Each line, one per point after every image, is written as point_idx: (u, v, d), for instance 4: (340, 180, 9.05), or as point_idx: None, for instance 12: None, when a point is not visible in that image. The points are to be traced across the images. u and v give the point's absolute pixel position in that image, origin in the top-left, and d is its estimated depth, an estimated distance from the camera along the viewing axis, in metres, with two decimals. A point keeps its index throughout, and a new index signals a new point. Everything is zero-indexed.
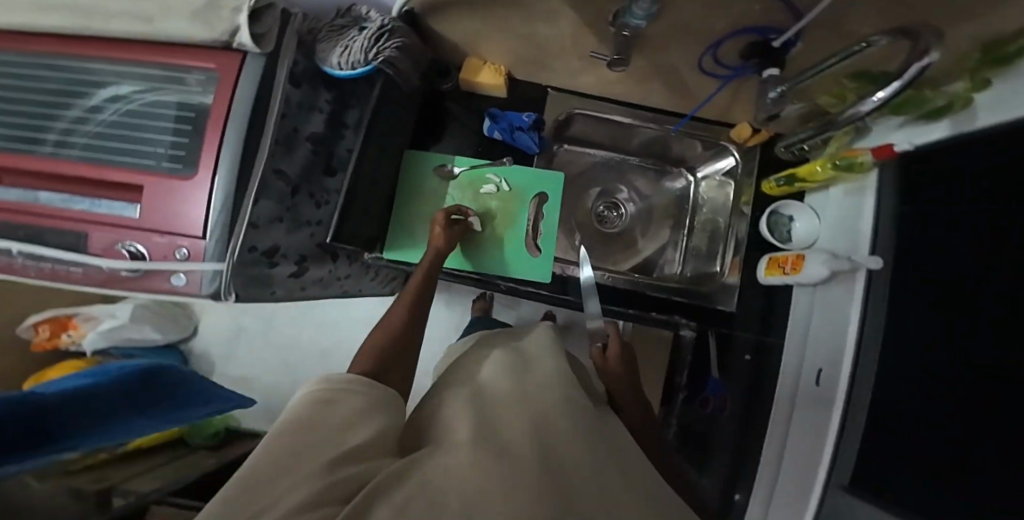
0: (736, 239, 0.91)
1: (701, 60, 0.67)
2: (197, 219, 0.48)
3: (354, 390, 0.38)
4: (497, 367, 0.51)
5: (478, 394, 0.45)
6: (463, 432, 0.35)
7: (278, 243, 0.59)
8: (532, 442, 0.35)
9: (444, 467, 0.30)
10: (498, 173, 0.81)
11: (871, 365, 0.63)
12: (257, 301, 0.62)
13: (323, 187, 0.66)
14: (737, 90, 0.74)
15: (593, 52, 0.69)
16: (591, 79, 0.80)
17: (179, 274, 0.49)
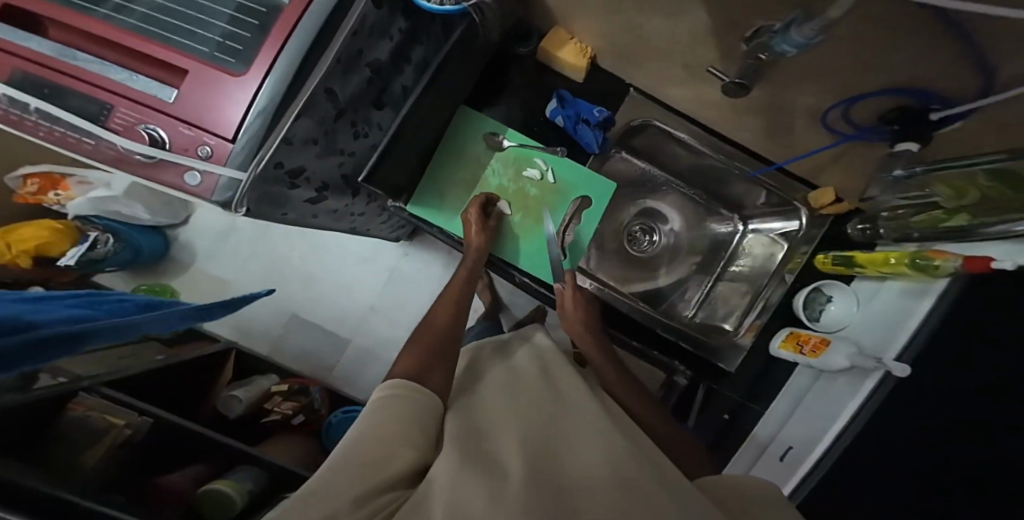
0: (766, 304, 0.87)
1: (829, 113, 0.64)
2: (231, 119, 0.44)
3: (390, 405, 0.51)
4: (499, 393, 0.61)
5: (487, 418, 0.56)
6: (471, 455, 0.46)
7: (305, 165, 0.55)
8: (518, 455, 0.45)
9: (448, 480, 0.42)
10: (546, 161, 0.76)
11: (848, 443, 0.75)
12: (265, 219, 0.59)
13: (367, 118, 0.61)
14: (843, 152, 0.70)
15: (712, 68, 0.65)
16: (686, 91, 0.74)
17: (194, 173, 0.46)
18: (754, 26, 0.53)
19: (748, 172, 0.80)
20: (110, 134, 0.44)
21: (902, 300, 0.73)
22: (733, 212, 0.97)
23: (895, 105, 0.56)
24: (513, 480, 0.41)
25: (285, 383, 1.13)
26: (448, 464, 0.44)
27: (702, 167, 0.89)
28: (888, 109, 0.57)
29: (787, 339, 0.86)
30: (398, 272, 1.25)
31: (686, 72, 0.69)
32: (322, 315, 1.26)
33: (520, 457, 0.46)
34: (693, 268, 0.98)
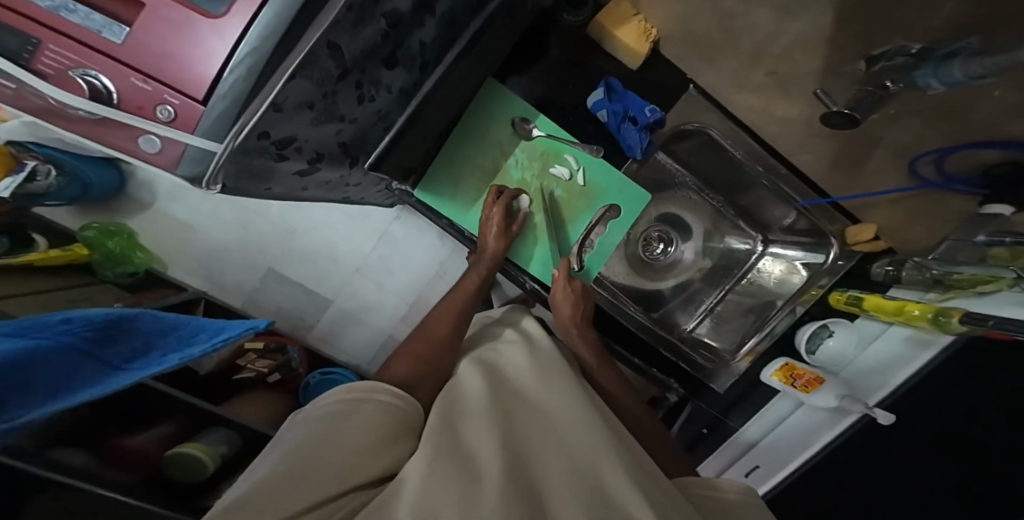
0: (772, 331, 0.85)
1: (917, 161, 0.59)
2: (201, 74, 0.32)
3: (357, 403, 0.43)
4: (479, 375, 0.55)
5: (465, 402, 0.49)
6: (446, 453, 0.40)
7: (296, 133, 0.43)
8: (502, 461, 0.40)
9: (419, 488, 0.35)
10: (578, 159, 0.69)
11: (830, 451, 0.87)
12: (243, 192, 0.48)
13: (375, 79, 0.48)
14: (912, 198, 0.64)
15: (820, 91, 0.58)
16: (755, 99, 0.66)
17: (152, 138, 0.35)
18: (886, 45, 0.49)
19: (797, 202, 0.75)
20: (37, 81, 0.32)
21: (903, 351, 0.75)
22: (757, 230, 0.90)
23: (1000, 159, 0.52)
24: (492, 488, 0.36)
25: (260, 340, 1.07)
26: (419, 460, 0.38)
27: (737, 179, 0.81)
28: (991, 162, 0.53)
29: (778, 369, 0.83)
30: (389, 236, 1.15)
31: (770, 80, 0.61)
32: (302, 272, 1.15)
33: (499, 463, 0.39)
34: (700, 273, 0.93)
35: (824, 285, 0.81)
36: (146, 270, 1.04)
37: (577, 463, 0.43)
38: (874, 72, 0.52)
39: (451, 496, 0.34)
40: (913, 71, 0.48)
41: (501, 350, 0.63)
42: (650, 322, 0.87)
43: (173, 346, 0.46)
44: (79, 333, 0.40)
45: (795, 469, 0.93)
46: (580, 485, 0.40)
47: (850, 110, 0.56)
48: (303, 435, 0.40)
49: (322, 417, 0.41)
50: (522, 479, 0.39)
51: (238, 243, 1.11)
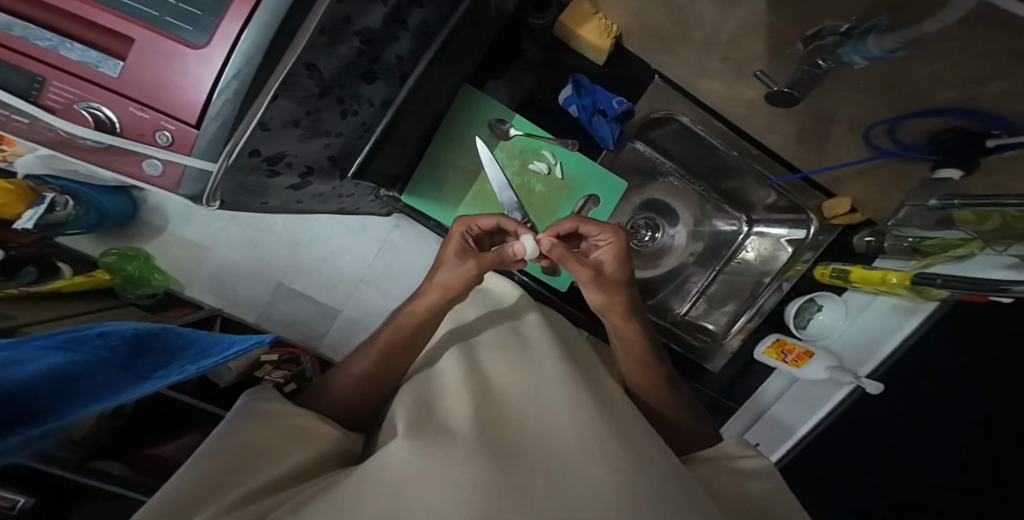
0: (760, 308, 0.87)
1: (872, 128, 0.61)
2: (191, 101, 0.36)
3: (271, 412, 0.47)
4: (459, 354, 0.59)
5: (444, 383, 0.54)
6: (423, 425, 0.44)
7: (285, 150, 0.48)
8: (472, 427, 0.43)
9: (388, 465, 0.38)
10: (555, 155, 0.72)
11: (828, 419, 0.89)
12: (244, 207, 0.52)
13: (356, 94, 0.52)
14: (868, 169, 0.69)
15: (760, 72, 0.63)
16: (717, 85, 0.69)
17: (153, 162, 0.39)
18: (818, 25, 0.52)
19: (770, 179, 0.76)
20: (47, 116, 0.37)
21: (890, 320, 0.77)
22: (741, 211, 0.92)
23: (949, 127, 0.54)
24: (464, 449, 0.39)
25: (274, 352, 1.10)
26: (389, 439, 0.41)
27: (717, 164, 0.84)
28: (937, 128, 0.56)
29: (771, 346, 0.86)
30: (389, 244, 1.19)
31: (725, 65, 0.65)
32: (309, 283, 1.20)
33: (468, 428, 0.43)
34: (692, 257, 0.95)
35: (808, 259, 0.83)
36: (165, 290, 1.11)
37: (549, 416, 0.47)
38: (809, 51, 0.55)
39: (424, 452, 0.39)
40: (837, 51, 0.52)
41: (475, 329, 0.66)
42: (645, 309, 0.90)
43: (191, 357, 0.48)
44: (112, 349, 0.42)
45: (798, 442, 0.94)
46: (555, 432, 0.44)
47: (791, 89, 0.61)
48: (229, 438, 0.42)
49: (255, 420, 0.45)
50: (498, 431, 0.44)
51: (246, 257, 1.16)
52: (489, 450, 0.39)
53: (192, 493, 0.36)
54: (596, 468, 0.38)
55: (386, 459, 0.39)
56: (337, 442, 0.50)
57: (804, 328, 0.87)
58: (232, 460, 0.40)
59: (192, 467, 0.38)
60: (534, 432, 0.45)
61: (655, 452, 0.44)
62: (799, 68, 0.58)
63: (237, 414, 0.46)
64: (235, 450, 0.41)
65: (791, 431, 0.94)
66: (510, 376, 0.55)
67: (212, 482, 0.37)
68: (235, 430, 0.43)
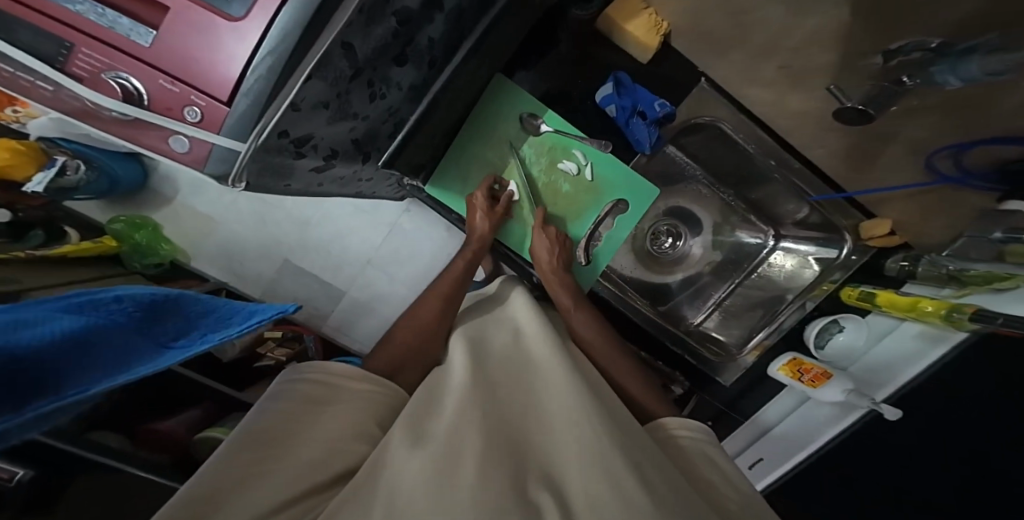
0: (781, 325, 0.85)
1: (933, 155, 0.58)
2: (224, 75, 0.34)
3: (304, 391, 0.46)
4: (462, 347, 0.58)
5: (450, 371, 0.54)
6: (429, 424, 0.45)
7: (313, 132, 0.45)
8: (479, 434, 0.44)
9: (398, 475, 0.39)
10: (586, 155, 0.70)
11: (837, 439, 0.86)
12: (265, 190, 0.50)
13: (386, 77, 0.49)
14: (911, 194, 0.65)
15: (834, 86, 0.57)
16: (763, 92, 0.65)
17: (180, 138, 0.37)
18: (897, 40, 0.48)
19: (810, 196, 0.75)
20: (73, 84, 0.34)
21: (914, 346, 0.74)
22: (768, 224, 0.90)
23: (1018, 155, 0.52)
24: (469, 463, 0.40)
25: (278, 329, 1.13)
26: (399, 444, 0.41)
27: (749, 174, 0.82)
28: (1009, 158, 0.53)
29: (786, 364, 0.84)
30: (400, 229, 1.17)
31: (781, 74, 0.60)
32: (317, 264, 1.18)
33: (476, 436, 0.43)
34: (709, 267, 0.94)
35: (837, 280, 0.79)
36: (171, 260, 1.10)
37: (554, 428, 0.48)
38: (889, 67, 0.51)
39: (429, 464, 0.39)
40: (930, 67, 0.48)
41: (493, 323, 0.66)
42: (657, 316, 0.88)
43: (208, 328, 0.43)
44: (126, 314, 0.39)
45: (804, 458, 0.92)
46: (562, 447, 0.45)
47: (865, 107, 0.54)
48: (260, 420, 0.42)
49: (290, 402, 0.44)
50: (506, 446, 0.44)
51: (257, 235, 1.14)
52: (493, 464, 0.41)
53: (220, 488, 0.35)
54: (601, 490, 0.39)
55: (391, 462, 0.40)
56: (369, 409, 0.49)
57: (822, 349, 0.84)
58: (258, 451, 0.39)
59: (224, 455, 0.38)
60: (541, 453, 0.46)
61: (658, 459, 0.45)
62: (876, 85, 0.54)
63: (270, 396, 0.45)
64: (262, 435, 0.41)
65: (798, 448, 0.93)
66: (523, 380, 0.55)
67: (236, 478, 0.37)
68: (269, 411, 0.43)
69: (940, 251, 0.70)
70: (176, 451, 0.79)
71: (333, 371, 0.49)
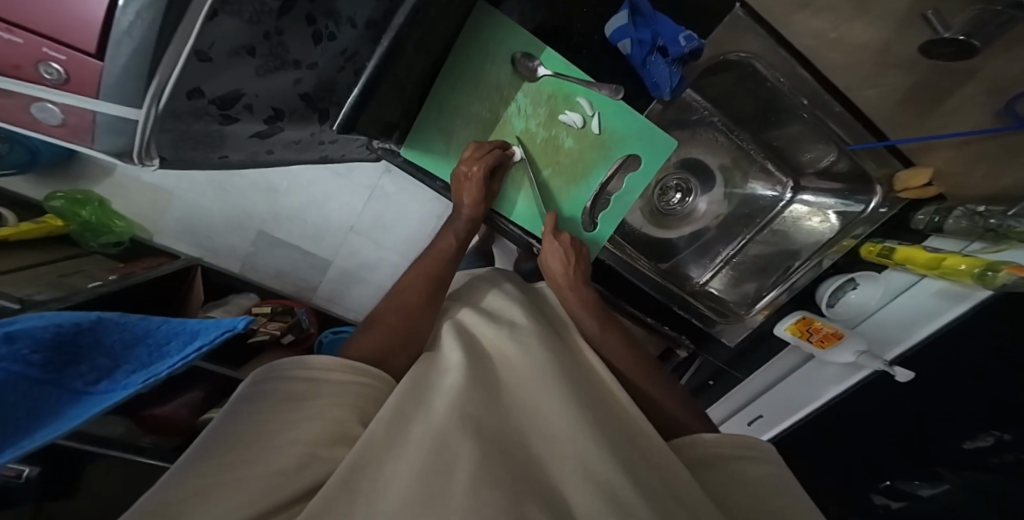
0: (794, 282, 0.80)
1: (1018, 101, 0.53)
2: (72, 14, 0.25)
3: (269, 388, 0.37)
4: (455, 343, 0.52)
5: (440, 369, 0.48)
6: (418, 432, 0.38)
7: (240, 88, 0.36)
8: (474, 440, 0.38)
9: (382, 498, 0.32)
10: (592, 103, 0.59)
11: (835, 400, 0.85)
12: (195, 164, 0.42)
13: (331, 9, 0.38)
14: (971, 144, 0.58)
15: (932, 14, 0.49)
16: (819, 22, 0.55)
17: (48, 107, 0.30)
18: None
19: (848, 144, 0.67)
20: None
21: (931, 303, 0.71)
22: (788, 175, 0.82)
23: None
24: (464, 473, 0.34)
25: (266, 305, 1.04)
26: (385, 463, 0.35)
27: (772, 117, 0.72)
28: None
29: (793, 324, 0.81)
30: (381, 192, 1.06)
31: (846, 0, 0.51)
32: (293, 235, 1.08)
33: (472, 443, 0.37)
34: (716, 222, 0.87)
35: (859, 235, 0.74)
36: (131, 238, 1.00)
37: (557, 438, 0.43)
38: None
39: (418, 485, 0.33)
40: None
41: (476, 318, 0.58)
42: (661, 277, 0.83)
43: (142, 360, 0.37)
44: (26, 359, 0.30)
45: (802, 418, 0.92)
46: (563, 463, 0.40)
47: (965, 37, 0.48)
48: (219, 432, 0.34)
49: (261, 401, 0.37)
50: (503, 455, 0.38)
51: (220, 206, 1.03)
52: (496, 476, 0.35)
53: (178, 500, 0.29)
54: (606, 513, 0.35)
55: (373, 484, 0.34)
56: (356, 403, 0.41)
57: (833, 306, 0.81)
58: (222, 453, 0.33)
59: (185, 467, 0.32)
60: (542, 463, 0.41)
61: (663, 482, 0.41)
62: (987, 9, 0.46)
63: (239, 398, 0.38)
64: (229, 439, 0.34)
65: (798, 407, 0.92)
66: (523, 376, 0.50)
67: (201, 485, 0.30)
68: (243, 413, 0.36)
69: (1010, 208, 0.61)
70: (184, 434, 0.84)
71: (316, 365, 0.40)
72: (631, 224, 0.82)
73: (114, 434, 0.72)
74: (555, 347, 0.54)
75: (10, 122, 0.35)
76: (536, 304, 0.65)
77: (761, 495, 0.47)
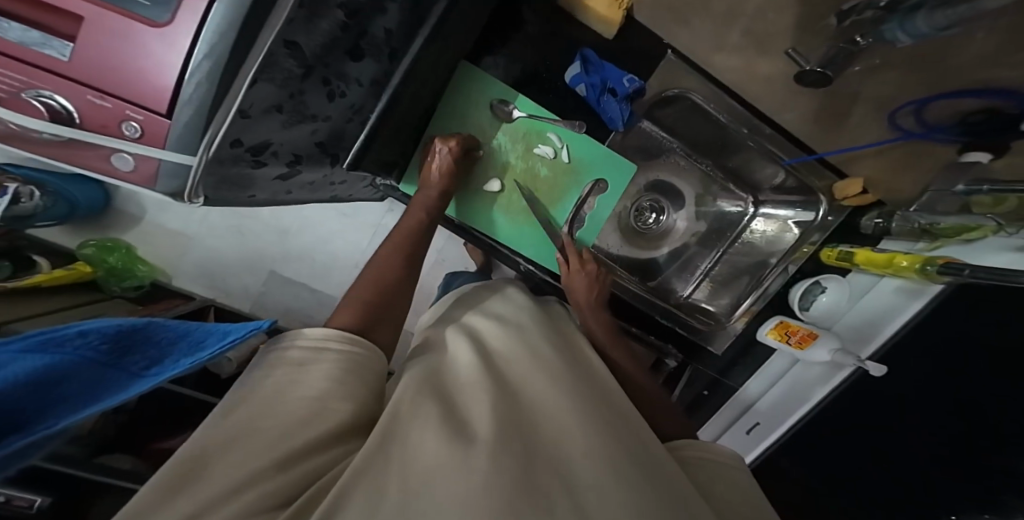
0: (766, 288, 0.87)
1: (896, 111, 0.64)
2: (148, 85, 0.34)
3: (276, 360, 0.41)
4: (469, 347, 0.57)
5: (457, 367, 0.54)
6: (437, 410, 0.44)
7: (269, 138, 0.45)
8: (489, 422, 0.43)
9: (414, 458, 0.37)
10: (561, 137, 0.69)
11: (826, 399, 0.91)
12: (229, 202, 0.51)
13: (342, 72, 0.48)
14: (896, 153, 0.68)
15: (792, 51, 0.62)
16: (735, 60, 0.67)
17: (121, 157, 0.40)
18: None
19: (783, 160, 0.77)
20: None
21: (893, 300, 0.78)
22: (748, 192, 0.91)
23: (979, 107, 0.57)
24: (483, 444, 0.39)
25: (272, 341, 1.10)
26: (417, 430, 0.40)
27: (724, 142, 0.82)
28: (970, 111, 0.59)
29: (773, 328, 0.85)
30: (384, 228, 1.15)
31: (746, 41, 0.63)
32: (303, 271, 1.16)
33: (489, 424, 0.42)
34: (694, 237, 0.95)
35: (816, 241, 0.83)
36: (152, 281, 1.09)
37: (558, 417, 0.47)
38: (844, 27, 0.57)
39: (446, 446, 0.38)
40: (881, 25, 0.53)
41: (480, 324, 0.64)
42: (645, 291, 0.90)
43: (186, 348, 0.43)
44: (99, 344, 0.39)
45: (798, 420, 0.97)
46: (565, 437, 0.44)
47: (823, 69, 0.60)
48: (237, 402, 0.37)
49: (272, 369, 0.40)
50: (514, 430, 0.43)
51: (235, 247, 1.12)
52: (509, 448, 0.39)
53: (209, 451, 0.32)
54: (607, 475, 0.39)
55: (406, 444, 0.38)
56: (356, 366, 0.43)
57: (807, 310, 0.86)
58: (245, 413, 0.35)
59: (210, 429, 0.34)
60: (547, 437, 0.45)
61: (650, 455, 0.45)
62: (834, 46, 0.59)
63: (256, 369, 0.41)
64: (253, 401, 0.37)
65: (793, 410, 0.97)
66: (528, 371, 0.55)
67: (228, 437, 0.33)
68: (253, 382, 0.39)
69: (910, 205, 0.74)
70: None
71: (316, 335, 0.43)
72: (615, 247, 0.90)
73: (128, 464, 0.76)
74: (555, 349, 0.60)
75: (86, 169, 0.45)
76: (545, 311, 0.70)
77: (738, 490, 0.50)
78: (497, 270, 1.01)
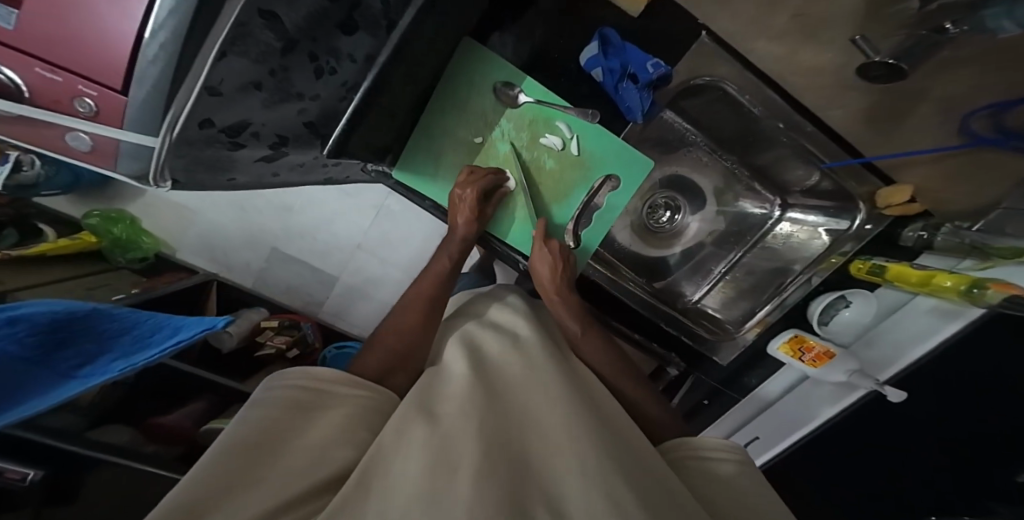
0: (784, 298, 0.81)
1: (969, 116, 0.57)
2: (100, 58, 0.30)
3: (282, 395, 0.40)
4: (462, 356, 0.54)
5: (448, 378, 0.51)
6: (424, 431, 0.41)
7: (247, 118, 0.41)
8: (476, 441, 0.39)
9: (393, 494, 0.34)
10: (571, 126, 0.63)
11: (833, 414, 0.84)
12: (206, 185, 0.47)
13: (332, 48, 0.43)
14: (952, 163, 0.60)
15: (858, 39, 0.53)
16: (777, 47, 0.58)
17: (78, 136, 0.36)
18: None
19: (824, 162, 0.69)
20: None
21: (926, 321, 0.69)
22: (775, 193, 0.84)
23: None
24: (467, 470, 0.35)
25: (274, 318, 1.08)
26: (400, 463, 0.37)
27: (753, 138, 0.74)
28: None
29: (786, 342, 0.79)
30: (386, 211, 1.11)
31: (796, 24, 0.54)
32: (304, 252, 1.13)
33: (477, 444, 0.39)
34: (710, 238, 0.89)
35: (847, 251, 0.75)
36: (157, 253, 1.07)
37: (552, 435, 0.43)
38: (928, 12, 0.47)
39: (427, 478, 0.35)
40: (980, 10, 0.44)
41: (476, 332, 0.60)
42: (652, 295, 0.84)
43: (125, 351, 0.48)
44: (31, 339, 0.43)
45: (805, 434, 0.90)
46: (558, 456, 0.41)
47: (896, 60, 0.52)
48: (235, 432, 0.36)
49: (275, 406, 0.39)
50: (503, 453, 0.40)
51: (236, 224, 1.10)
52: (494, 471, 0.36)
53: (209, 496, 0.31)
54: (599, 503, 0.35)
55: (384, 480, 0.36)
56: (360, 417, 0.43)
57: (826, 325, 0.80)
58: (244, 455, 0.34)
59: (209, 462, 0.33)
60: (541, 461, 0.42)
61: (653, 476, 0.41)
62: (911, 34, 0.50)
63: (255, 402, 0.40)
64: (251, 440, 0.36)
65: (802, 422, 0.90)
66: (522, 382, 0.51)
67: (229, 482, 0.32)
68: (255, 416, 0.38)
69: (974, 223, 0.65)
70: (186, 443, 0.86)
71: (322, 376, 0.43)
72: (625, 241, 0.85)
73: (123, 440, 0.76)
74: (554, 356, 0.56)
75: (45, 147, 0.41)
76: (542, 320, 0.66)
77: (743, 493, 0.47)
78: (497, 264, 0.97)
